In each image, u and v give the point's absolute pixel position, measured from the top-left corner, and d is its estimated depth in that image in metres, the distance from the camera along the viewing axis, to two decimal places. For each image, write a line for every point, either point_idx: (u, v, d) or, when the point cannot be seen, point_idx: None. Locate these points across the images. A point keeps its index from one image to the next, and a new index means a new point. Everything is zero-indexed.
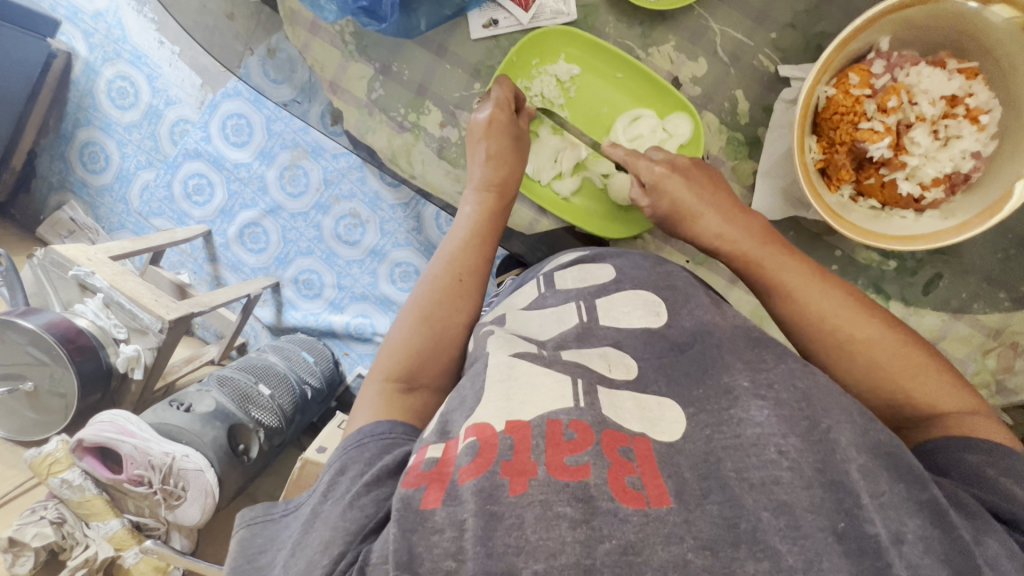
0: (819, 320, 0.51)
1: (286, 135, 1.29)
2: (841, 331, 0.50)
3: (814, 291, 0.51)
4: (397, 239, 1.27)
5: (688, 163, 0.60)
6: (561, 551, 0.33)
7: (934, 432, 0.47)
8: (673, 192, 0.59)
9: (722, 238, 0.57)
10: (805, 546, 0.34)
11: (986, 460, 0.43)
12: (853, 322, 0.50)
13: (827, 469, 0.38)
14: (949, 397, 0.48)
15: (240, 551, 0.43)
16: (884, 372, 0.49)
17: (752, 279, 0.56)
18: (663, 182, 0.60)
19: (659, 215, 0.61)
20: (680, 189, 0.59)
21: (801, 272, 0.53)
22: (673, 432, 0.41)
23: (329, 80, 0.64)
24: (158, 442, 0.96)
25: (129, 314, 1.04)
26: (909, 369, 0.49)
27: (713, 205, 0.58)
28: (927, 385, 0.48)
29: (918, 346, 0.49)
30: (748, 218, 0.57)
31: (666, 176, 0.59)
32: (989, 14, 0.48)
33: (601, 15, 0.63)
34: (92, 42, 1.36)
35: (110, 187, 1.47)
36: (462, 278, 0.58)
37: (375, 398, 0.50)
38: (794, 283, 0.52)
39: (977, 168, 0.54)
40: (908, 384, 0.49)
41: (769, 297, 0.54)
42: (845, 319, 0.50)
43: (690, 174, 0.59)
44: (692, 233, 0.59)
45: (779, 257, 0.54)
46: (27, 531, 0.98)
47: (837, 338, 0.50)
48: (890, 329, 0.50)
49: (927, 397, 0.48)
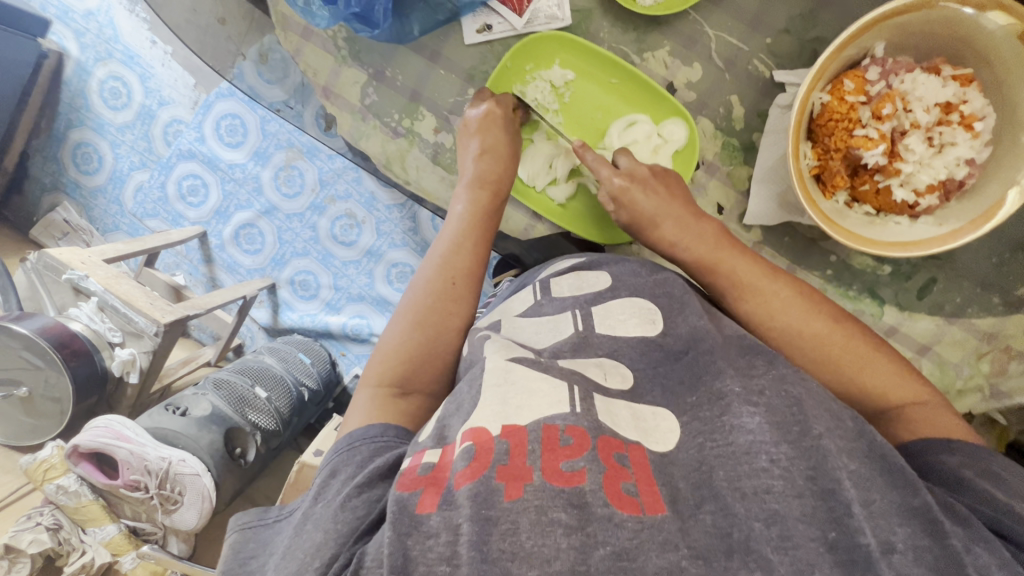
0: (773, 321, 0.52)
1: (280, 135, 1.28)
2: (794, 331, 0.52)
3: (765, 290, 0.53)
4: (394, 240, 1.27)
5: (647, 174, 0.60)
6: (555, 558, 0.32)
7: (900, 430, 0.48)
8: (633, 202, 0.59)
9: (679, 245, 0.57)
10: (796, 555, 0.35)
11: (965, 463, 0.44)
12: (802, 321, 0.52)
13: (818, 477, 0.38)
14: (904, 390, 0.49)
15: (231, 556, 0.43)
16: (838, 368, 0.50)
17: (710, 283, 0.56)
18: (625, 193, 0.59)
19: (624, 223, 0.61)
20: (640, 198, 0.58)
21: (752, 272, 0.54)
22: (667, 441, 0.41)
23: (322, 86, 0.64)
24: (155, 447, 0.96)
25: (123, 318, 1.03)
26: (861, 363, 0.50)
27: (669, 213, 0.58)
28: (880, 378, 0.49)
29: (865, 340, 0.51)
30: (702, 224, 0.57)
31: (627, 188, 0.59)
32: (985, 20, 0.48)
33: (596, 20, 0.62)
34: (83, 42, 1.35)
35: (104, 188, 1.47)
36: (455, 281, 0.57)
37: (366, 404, 0.50)
38: (746, 284, 0.54)
39: (971, 175, 0.54)
40: (862, 378, 0.50)
41: (725, 300, 0.55)
42: (796, 318, 0.52)
43: (648, 183, 0.59)
44: (653, 240, 0.59)
45: (732, 259, 0.55)
46: (22, 539, 0.97)
47: (790, 338, 0.52)
48: (838, 325, 0.51)
49: (882, 390, 0.49)
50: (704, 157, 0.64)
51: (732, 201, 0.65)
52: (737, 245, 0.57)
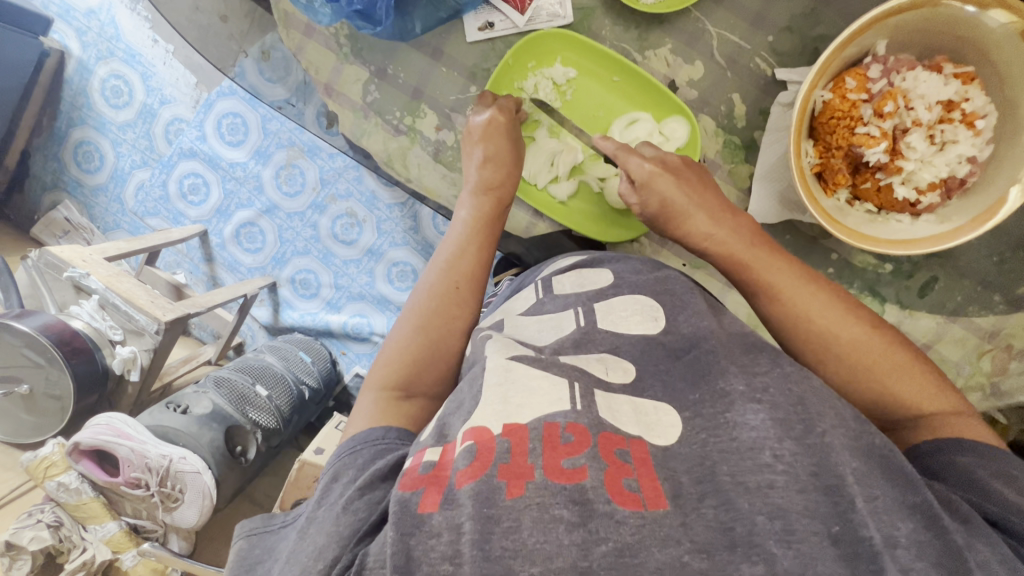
0: (805, 320, 0.51)
1: (281, 135, 1.28)
2: (826, 330, 0.51)
3: (797, 289, 0.52)
4: (395, 239, 1.27)
5: (676, 162, 0.59)
6: (557, 555, 0.33)
7: (920, 434, 0.48)
8: (663, 192, 0.57)
9: (711, 239, 0.56)
10: (799, 549, 0.34)
11: (977, 462, 0.44)
12: (836, 323, 0.50)
13: (821, 473, 0.38)
14: (933, 397, 0.49)
15: (239, 562, 0.43)
16: (867, 372, 0.49)
17: (738, 279, 0.55)
18: (654, 180, 0.58)
19: (649, 214, 0.60)
20: (671, 189, 0.57)
21: (786, 272, 0.53)
22: (669, 436, 0.41)
23: (324, 84, 0.64)
24: (155, 444, 0.96)
25: (124, 316, 1.03)
26: (893, 368, 0.49)
27: (703, 207, 0.56)
28: (909, 385, 0.49)
29: (901, 347, 0.50)
30: (736, 219, 0.56)
31: (657, 174, 0.58)
32: (987, 18, 0.48)
33: (597, 18, 0.62)
34: (85, 40, 1.35)
35: (105, 187, 1.47)
36: (459, 286, 0.57)
37: (371, 406, 0.50)
38: (778, 283, 0.52)
39: (972, 172, 0.54)
40: (889, 382, 0.49)
41: (753, 297, 0.54)
42: (830, 318, 0.51)
43: (680, 173, 0.58)
44: (681, 233, 0.58)
45: (766, 257, 0.54)
46: (23, 535, 0.98)
47: (821, 338, 0.51)
48: (874, 330, 0.50)
49: (910, 396, 0.49)
50: (705, 156, 0.64)
51: (733, 199, 0.65)
52: (772, 243, 0.55)
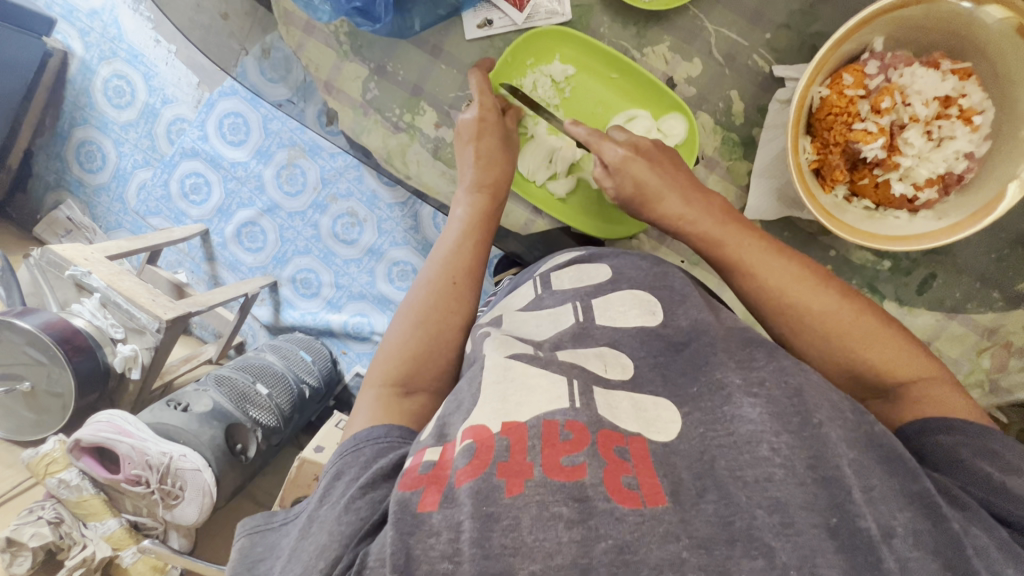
0: (778, 294, 0.52)
1: (283, 134, 1.29)
2: (800, 304, 0.51)
3: (767, 264, 0.52)
4: (395, 238, 1.27)
5: (648, 146, 0.59)
6: (557, 552, 0.33)
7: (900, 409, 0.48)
8: (637, 175, 0.57)
9: (685, 220, 0.56)
10: (798, 542, 0.34)
11: (961, 442, 0.44)
12: (808, 295, 0.51)
13: (818, 465, 0.38)
14: (910, 365, 0.49)
15: (240, 560, 0.43)
16: (843, 345, 0.50)
17: (712, 258, 0.56)
18: (628, 164, 0.58)
19: (623, 198, 0.60)
20: (644, 172, 0.57)
21: (756, 247, 0.53)
22: (669, 432, 0.41)
23: (324, 81, 0.64)
24: (155, 441, 0.96)
25: (125, 314, 1.03)
26: (869, 337, 0.49)
27: (675, 188, 0.57)
28: (886, 353, 0.49)
29: (875, 314, 0.50)
30: (708, 200, 0.56)
31: (631, 159, 0.58)
32: (984, 14, 0.48)
33: (596, 15, 0.63)
34: (88, 40, 1.36)
35: (107, 186, 1.47)
36: (456, 281, 0.58)
37: (372, 403, 0.50)
38: (750, 261, 0.53)
39: (970, 168, 0.54)
40: (866, 353, 0.49)
41: (729, 275, 0.55)
42: (802, 291, 0.51)
43: (652, 157, 0.58)
44: (656, 215, 0.58)
45: (737, 234, 0.54)
46: (24, 531, 0.99)
47: (796, 314, 0.51)
48: (847, 299, 0.51)
49: (888, 366, 0.49)
50: (703, 153, 0.64)
51: (732, 195, 0.65)
52: (744, 219, 0.56)
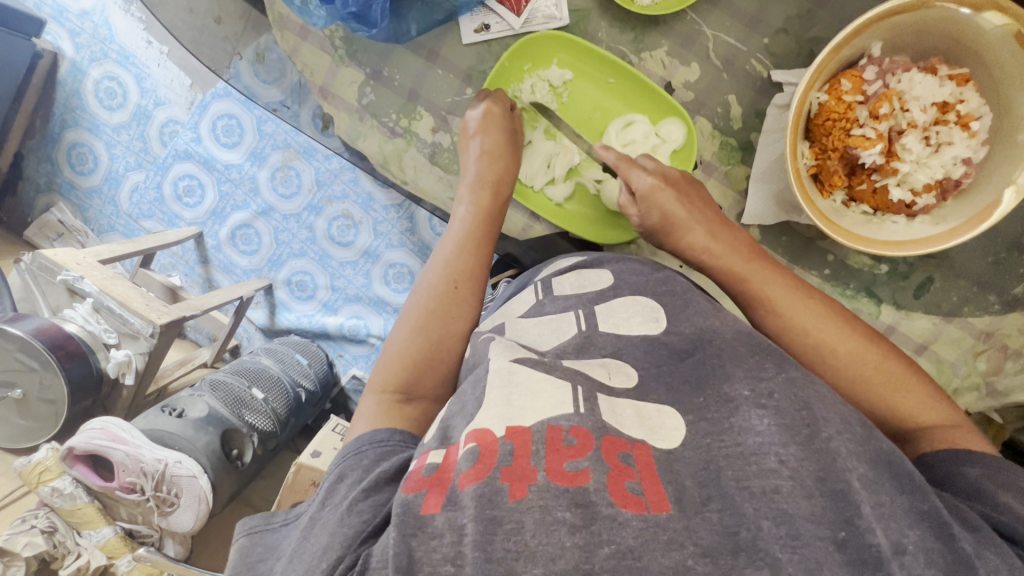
0: (803, 332, 0.52)
1: (277, 136, 1.28)
2: (824, 343, 0.51)
3: (789, 303, 0.53)
4: (391, 240, 1.27)
5: (677, 177, 0.60)
6: (560, 557, 0.32)
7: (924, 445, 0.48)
8: (664, 206, 0.58)
9: (709, 253, 0.57)
10: (804, 554, 0.34)
11: (984, 474, 0.43)
12: (833, 334, 0.51)
13: (828, 478, 0.38)
14: (931, 409, 0.49)
15: (239, 560, 0.42)
16: (867, 384, 0.50)
17: (736, 293, 0.56)
18: (656, 195, 0.59)
19: (648, 225, 0.61)
20: (672, 203, 0.58)
21: (783, 285, 0.54)
22: (673, 439, 0.41)
23: (319, 86, 0.63)
24: (150, 448, 0.95)
25: (119, 319, 1.02)
26: (889, 379, 0.49)
27: (701, 220, 0.58)
28: (907, 397, 0.49)
29: (899, 359, 0.50)
30: (734, 233, 0.58)
31: (659, 189, 0.58)
32: (982, 20, 0.48)
33: (594, 19, 0.62)
34: (78, 42, 1.34)
35: (98, 189, 1.46)
36: (456, 285, 0.57)
37: (372, 409, 0.49)
38: (776, 297, 0.53)
39: (968, 174, 0.54)
40: (888, 393, 0.49)
41: (752, 311, 0.55)
42: (827, 330, 0.52)
43: (680, 187, 0.59)
44: (680, 246, 0.59)
45: (763, 271, 0.55)
46: (17, 541, 0.98)
47: (819, 350, 0.51)
48: (872, 343, 0.51)
49: (908, 406, 0.49)
50: (701, 158, 0.64)
51: (730, 200, 0.65)
52: (769, 258, 0.57)
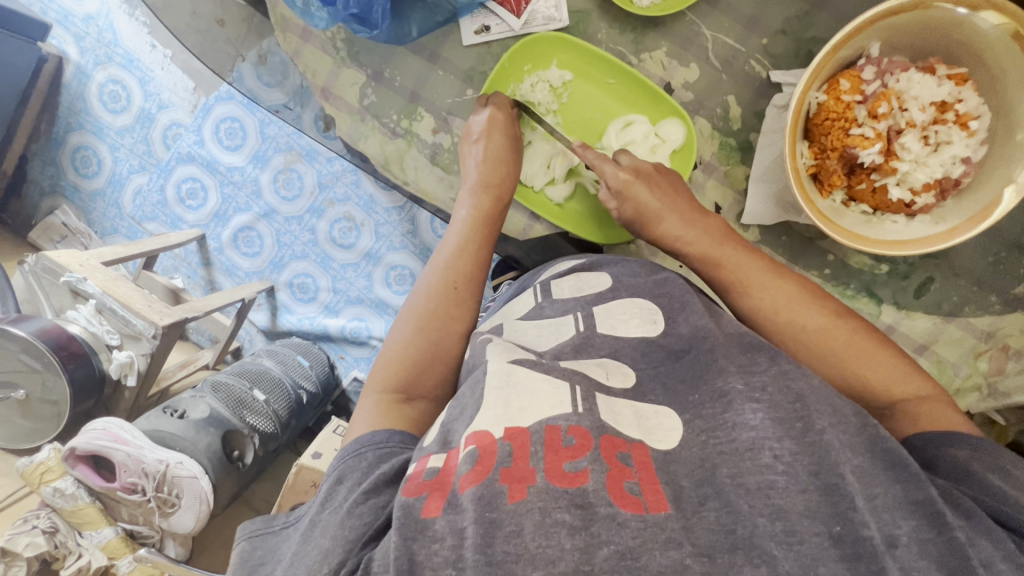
0: (773, 312, 0.53)
1: (279, 139, 1.29)
2: (795, 323, 0.52)
3: (759, 284, 0.54)
4: (392, 242, 1.27)
5: (650, 170, 0.60)
6: (559, 559, 0.32)
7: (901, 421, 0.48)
8: (637, 197, 0.58)
9: (682, 240, 0.58)
10: (800, 551, 0.34)
11: (973, 455, 0.43)
12: (803, 314, 0.52)
13: (821, 471, 0.38)
14: (903, 382, 0.49)
15: (240, 564, 0.42)
16: (838, 360, 0.50)
17: (710, 277, 0.57)
18: (630, 187, 0.59)
19: (625, 218, 0.60)
20: (645, 194, 0.58)
21: (753, 267, 0.55)
22: (670, 440, 0.41)
23: (321, 87, 0.64)
24: (152, 449, 0.95)
25: (121, 321, 1.02)
26: (862, 356, 0.50)
27: (674, 208, 0.58)
28: (881, 371, 0.49)
29: (869, 334, 0.51)
30: (706, 220, 0.58)
31: (632, 182, 0.59)
32: (978, 20, 0.49)
33: (594, 21, 0.63)
34: (83, 46, 1.35)
35: (102, 192, 1.47)
36: (457, 285, 0.58)
37: (371, 409, 0.49)
38: (746, 279, 0.54)
39: (967, 173, 0.54)
40: (861, 370, 0.50)
41: (726, 294, 0.56)
42: (797, 311, 0.52)
43: (653, 179, 0.60)
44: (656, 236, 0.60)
45: (735, 256, 0.56)
46: (18, 541, 0.97)
47: (791, 332, 0.52)
48: (842, 320, 0.52)
49: (880, 380, 0.49)
50: (701, 158, 0.64)
51: (730, 200, 0.65)
52: (741, 240, 0.58)
